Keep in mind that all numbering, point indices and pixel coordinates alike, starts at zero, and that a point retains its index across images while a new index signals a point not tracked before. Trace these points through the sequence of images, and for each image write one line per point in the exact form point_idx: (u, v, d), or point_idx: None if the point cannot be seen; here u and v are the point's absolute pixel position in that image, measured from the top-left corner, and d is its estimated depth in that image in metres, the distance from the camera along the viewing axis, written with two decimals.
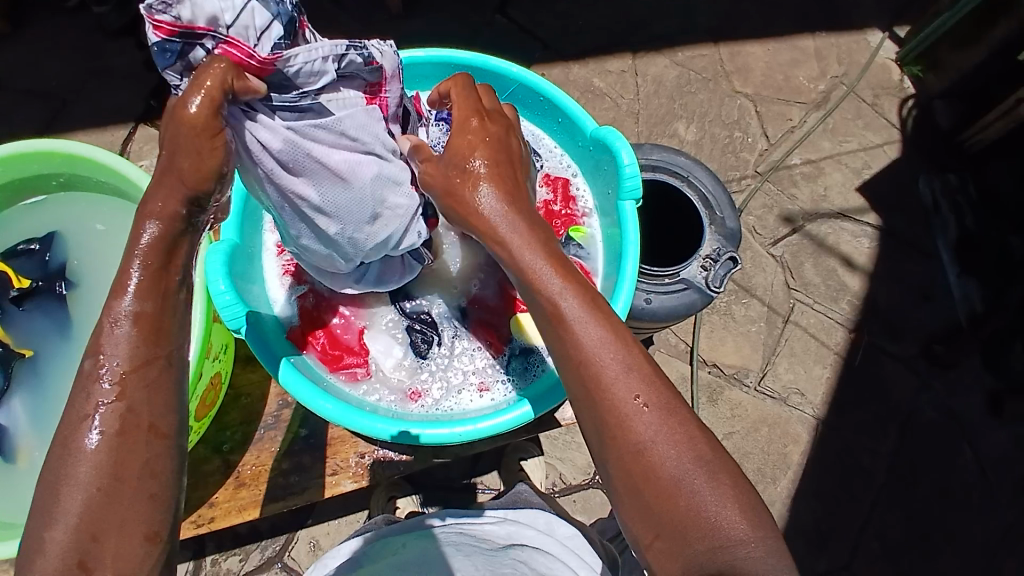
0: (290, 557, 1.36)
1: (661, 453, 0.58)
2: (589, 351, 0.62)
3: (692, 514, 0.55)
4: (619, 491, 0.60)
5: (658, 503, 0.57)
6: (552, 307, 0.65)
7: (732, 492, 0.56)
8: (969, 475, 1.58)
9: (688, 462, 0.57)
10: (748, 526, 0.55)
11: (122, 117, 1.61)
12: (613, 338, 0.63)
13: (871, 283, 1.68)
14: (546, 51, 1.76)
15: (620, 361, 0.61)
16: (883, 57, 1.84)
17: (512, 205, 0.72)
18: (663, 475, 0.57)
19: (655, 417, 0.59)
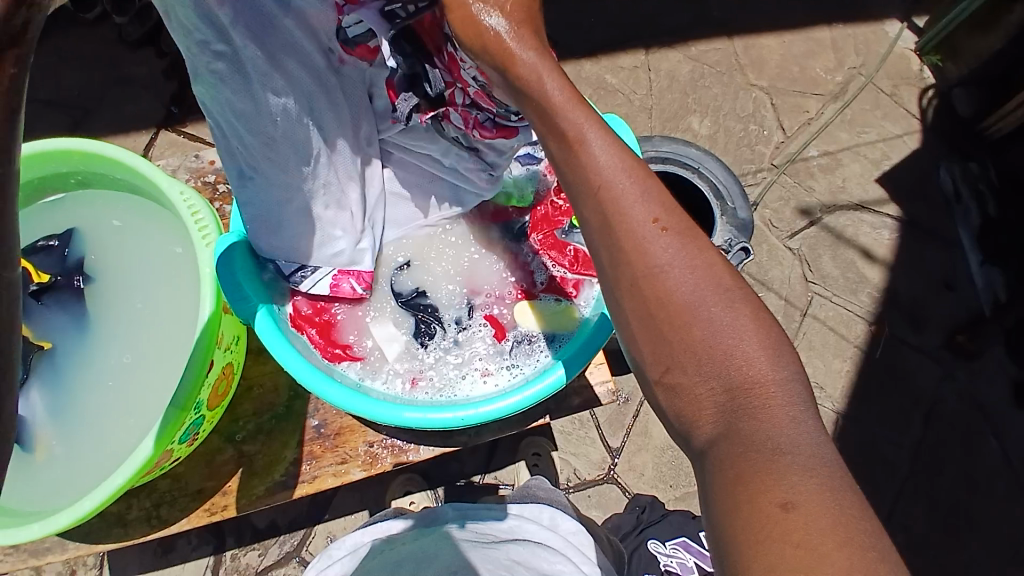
0: (307, 551, 1.38)
1: (676, 278, 0.53)
2: (608, 175, 0.56)
3: (710, 347, 0.51)
4: (632, 328, 0.55)
5: (669, 329, 0.52)
6: (568, 130, 0.57)
7: (752, 325, 0.51)
8: (995, 467, 1.55)
9: (705, 287, 0.52)
10: (771, 365, 0.50)
11: (145, 124, 1.66)
12: (634, 166, 0.57)
13: (891, 274, 1.65)
14: (557, 50, 1.77)
15: (637, 183, 0.56)
16: (902, 47, 1.81)
17: (527, 36, 0.60)
18: (676, 301, 0.52)
19: (672, 245, 0.54)
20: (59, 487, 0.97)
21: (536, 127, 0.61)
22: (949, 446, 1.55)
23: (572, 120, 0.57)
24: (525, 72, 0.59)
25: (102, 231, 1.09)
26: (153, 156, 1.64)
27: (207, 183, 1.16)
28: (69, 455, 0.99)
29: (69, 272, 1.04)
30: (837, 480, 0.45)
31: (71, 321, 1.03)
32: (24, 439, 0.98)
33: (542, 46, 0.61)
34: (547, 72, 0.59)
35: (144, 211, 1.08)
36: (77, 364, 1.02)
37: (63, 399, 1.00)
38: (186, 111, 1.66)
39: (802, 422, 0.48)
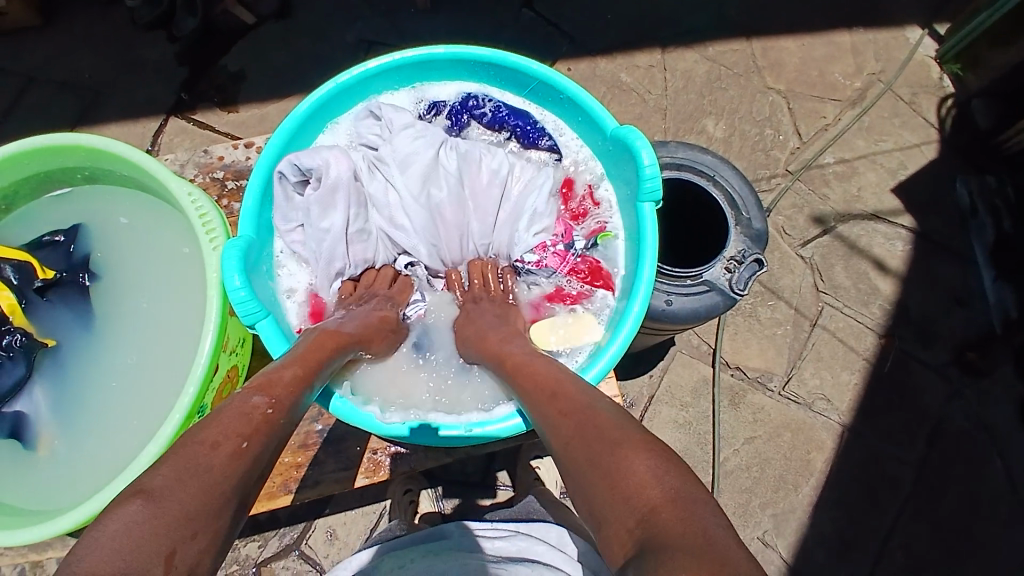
0: (307, 545, 1.38)
1: (584, 434, 0.64)
2: (535, 391, 0.78)
3: (613, 485, 0.57)
4: (572, 490, 0.64)
5: (589, 483, 0.60)
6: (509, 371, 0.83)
7: (642, 455, 0.59)
8: (999, 487, 1.53)
9: (600, 438, 0.63)
10: (659, 487, 0.55)
11: (154, 109, 1.65)
12: (558, 373, 0.79)
13: (903, 286, 1.62)
14: (573, 46, 1.74)
15: (553, 388, 0.75)
16: (922, 55, 1.77)
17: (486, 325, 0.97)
18: (582, 457, 0.63)
19: (576, 417, 0.67)
20: (61, 487, 0.96)
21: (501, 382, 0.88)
22: (953, 463, 1.54)
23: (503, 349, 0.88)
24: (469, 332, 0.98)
25: (109, 227, 1.08)
26: (161, 142, 1.63)
27: (215, 180, 1.15)
28: (71, 454, 0.98)
29: (74, 269, 1.03)
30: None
31: (76, 318, 1.02)
32: (28, 438, 0.98)
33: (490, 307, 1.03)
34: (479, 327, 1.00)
35: (151, 208, 1.07)
36: (81, 363, 1.02)
37: (66, 396, 1.00)
38: (196, 97, 1.65)
39: (695, 522, 0.51)
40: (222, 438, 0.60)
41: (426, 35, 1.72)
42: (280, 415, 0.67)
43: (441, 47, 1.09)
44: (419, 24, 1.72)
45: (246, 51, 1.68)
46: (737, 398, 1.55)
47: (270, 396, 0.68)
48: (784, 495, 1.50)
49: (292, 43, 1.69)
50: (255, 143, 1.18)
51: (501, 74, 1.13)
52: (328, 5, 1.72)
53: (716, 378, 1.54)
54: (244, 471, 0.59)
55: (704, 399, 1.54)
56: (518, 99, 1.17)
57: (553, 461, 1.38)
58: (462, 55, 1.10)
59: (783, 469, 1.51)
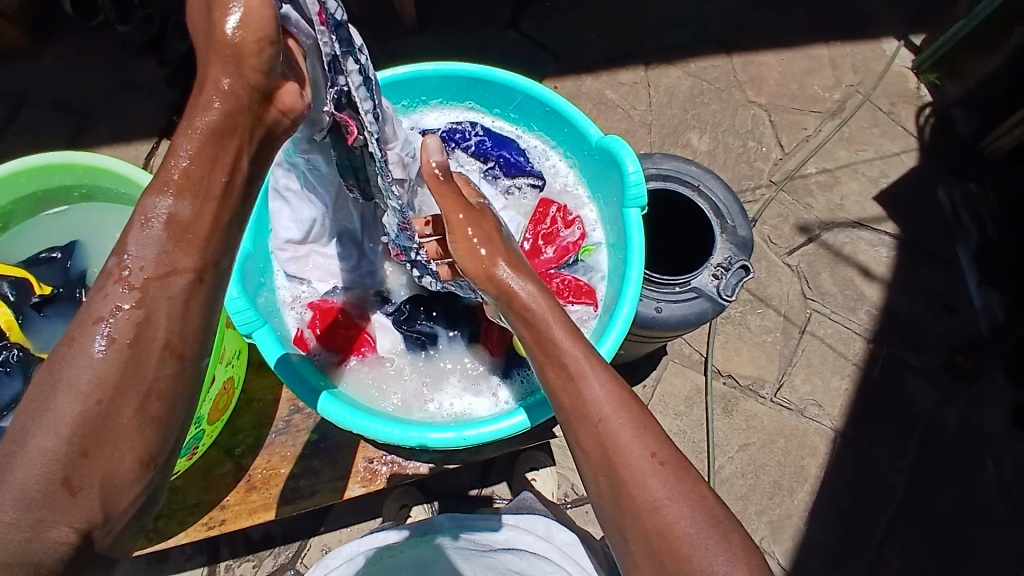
0: (302, 564, 1.37)
1: (674, 510, 0.63)
2: (608, 409, 0.69)
3: (706, 574, 0.59)
4: (632, 551, 0.64)
5: (673, 558, 0.61)
6: (571, 364, 0.73)
7: (740, 552, 0.61)
8: (993, 490, 1.54)
9: (699, 522, 0.62)
10: None
11: (145, 132, 1.66)
12: (627, 398, 0.71)
13: (889, 292, 1.65)
14: (559, 64, 1.78)
15: (632, 423, 0.68)
16: (899, 66, 1.82)
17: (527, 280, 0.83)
18: (677, 534, 0.61)
19: (668, 479, 0.65)
20: None
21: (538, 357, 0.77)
22: (945, 467, 1.55)
23: (571, 354, 0.74)
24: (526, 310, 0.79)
25: (105, 242, 1.09)
26: (153, 164, 1.64)
27: None
28: None
29: (71, 284, 1.04)
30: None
31: None
32: None
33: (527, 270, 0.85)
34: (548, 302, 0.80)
35: None
36: None
37: None
38: (187, 120, 1.67)
39: None
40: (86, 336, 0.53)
41: (415, 56, 1.75)
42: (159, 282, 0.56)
43: (431, 63, 1.11)
44: (408, 45, 1.76)
45: None
46: (730, 406, 1.56)
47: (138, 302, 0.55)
48: (780, 502, 1.51)
49: None
50: None
51: (488, 94, 1.16)
52: None
53: (709, 386, 1.55)
54: (135, 367, 0.54)
55: (697, 408, 1.55)
56: (506, 123, 1.22)
57: (548, 471, 1.39)
58: (450, 71, 1.12)
59: (778, 476, 1.52)
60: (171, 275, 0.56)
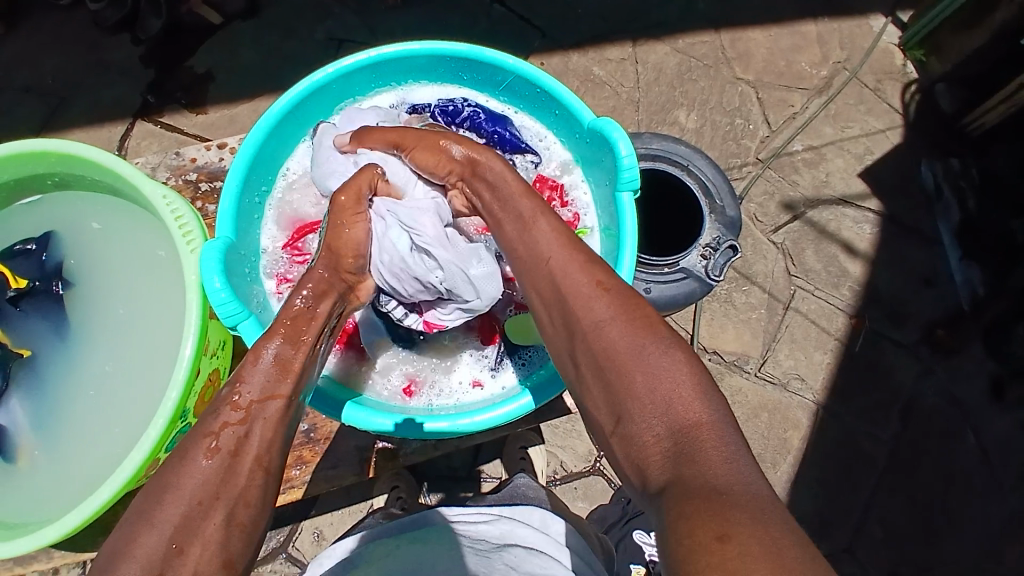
0: (295, 545, 1.39)
1: (618, 332, 0.72)
2: (557, 254, 0.81)
3: (648, 390, 0.67)
4: (588, 378, 0.74)
5: (619, 380, 0.70)
6: (528, 215, 0.87)
7: (684, 370, 0.67)
8: (970, 461, 1.59)
9: (640, 340, 0.71)
10: (700, 405, 0.65)
11: (123, 113, 1.63)
12: (575, 245, 0.82)
13: (872, 269, 1.67)
14: (545, 40, 1.76)
15: (581, 260, 0.80)
16: (886, 42, 1.82)
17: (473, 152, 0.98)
18: (619, 349, 0.71)
19: (611, 303, 0.75)
20: (47, 490, 0.99)
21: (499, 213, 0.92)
22: (925, 439, 1.59)
23: (524, 206, 0.88)
24: (485, 168, 0.95)
25: (81, 233, 1.08)
26: (131, 146, 1.61)
27: (189, 182, 1.15)
28: (52, 460, 1.00)
29: (48, 277, 1.03)
30: (765, 493, 0.57)
31: (50, 327, 1.02)
32: (9, 450, 1.00)
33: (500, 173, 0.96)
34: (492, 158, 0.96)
35: (127, 214, 1.07)
36: (59, 372, 1.02)
37: (43, 407, 1.01)
38: (166, 99, 1.64)
39: (732, 457, 0.60)
40: (201, 444, 0.71)
41: (401, 33, 1.72)
42: (260, 402, 0.75)
43: (417, 42, 1.09)
44: (392, 21, 1.73)
45: (216, 51, 1.67)
46: (716, 382, 1.58)
47: (255, 432, 0.73)
48: (764, 475, 1.55)
49: (263, 43, 1.69)
50: (227, 144, 1.18)
51: (478, 72, 1.15)
52: (298, 2, 1.72)
53: None
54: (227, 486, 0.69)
55: None
56: (499, 101, 1.20)
57: (538, 450, 1.42)
58: (438, 51, 1.11)
59: (762, 450, 1.56)
60: (267, 400, 0.76)
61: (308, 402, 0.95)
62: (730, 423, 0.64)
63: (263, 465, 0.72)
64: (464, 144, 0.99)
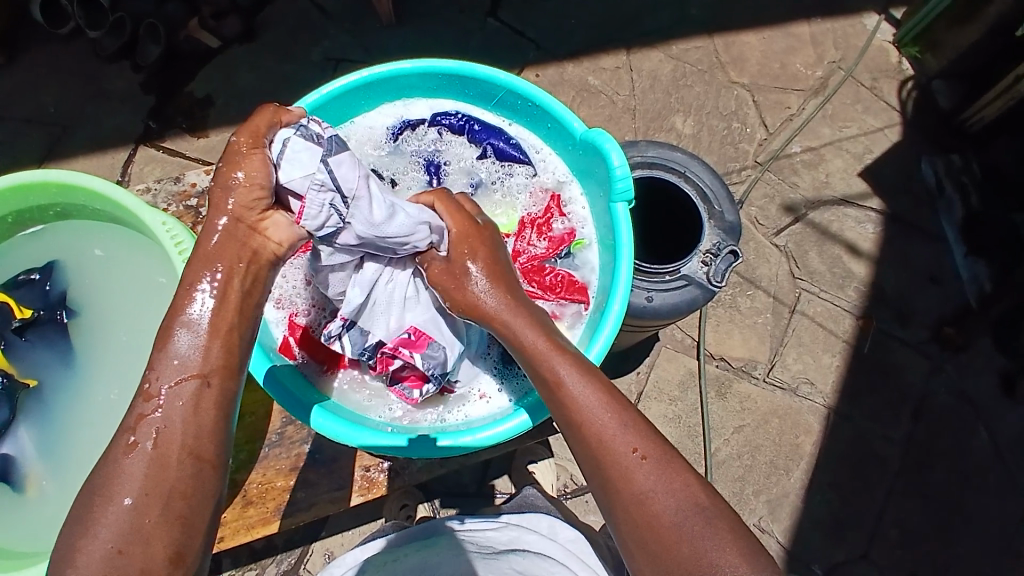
0: (305, 569, 1.37)
1: (661, 501, 0.65)
2: (585, 409, 0.73)
3: (697, 562, 0.61)
4: (628, 548, 0.66)
5: (664, 551, 0.63)
6: (549, 371, 0.78)
7: (730, 536, 0.63)
8: (985, 457, 1.57)
9: (686, 508, 0.65)
10: (749, 570, 0.60)
11: (121, 139, 1.63)
12: (610, 400, 0.73)
13: (877, 269, 1.66)
14: (539, 52, 1.76)
15: (614, 419, 0.71)
16: (880, 41, 1.82)
17: (494, 281, 0.89)
18: (664, 523, 0.64)
19: (652, 473, 0.67)
20: (56, 520, 0.97)
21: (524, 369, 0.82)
22: (938, 437, 1.57)
23: (548, 364, 0.79)
24: (507, 327, 0.85)
25: (84, 261, 1.07)
26: (131, 172, 1.62)
27: (189, 207, 1.15)
28: (62, 490, 0.99)
29: (52, 306, 1.03)
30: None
31: (56, 356, 1.02)
32: (15, 479, 0.99)
33: (514, 292, 0.89)
34: (518, 313, 0.86)
35: (129, 240, 1.07)
36: (66, 400, 1.01)
37: (53, 435, 1.00)
38: (165, 125, 1.64)
39: None
40: (120, 440, 0.66)
41: (395, 49, 1.72)
42: (176, 383, 0.69)
43: (408, 60, 1.10)
44: (387, 38, 1.73)
45: (211, 75, 1.67)
46: (724, 388, 1.57)
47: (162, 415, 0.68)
48: (777, 481, 1.53)
49: (258, 65, 1.69)
50: None
51: (469, 88, 1.14)
52: (292, 23, 1.72)
53: (702, 370, 1.56)
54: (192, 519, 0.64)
55: (692, 392, 1.56)
56: (493, 115, 1.19)
57: (547, 464, 1.40)
58: (430, 68, 1.11)
59: (774, 456, 1.54)
60: (184, 381, 0.69)
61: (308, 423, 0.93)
62: None
63: (193, 453, 0.67)
64: (482, 258, 0.92)
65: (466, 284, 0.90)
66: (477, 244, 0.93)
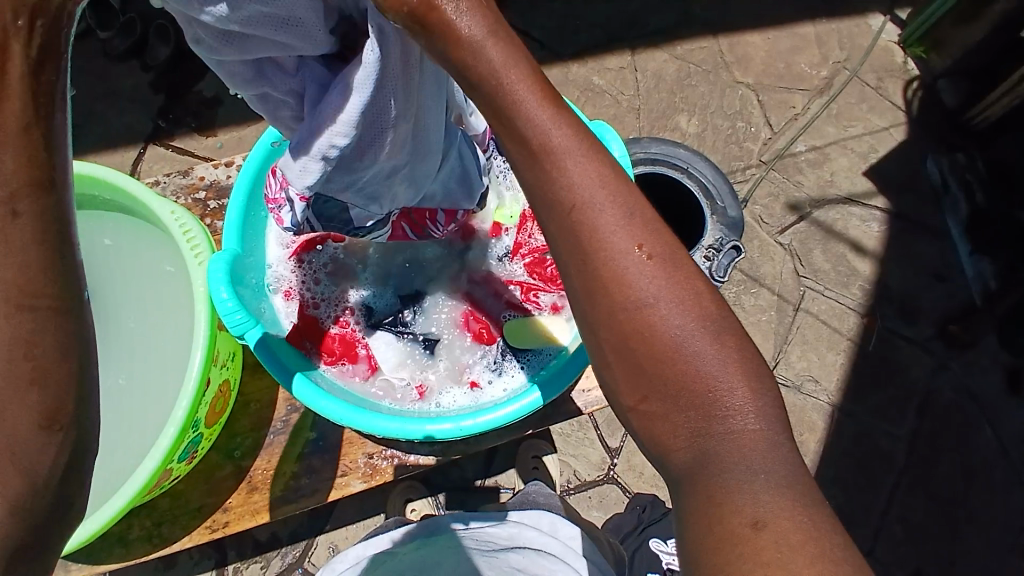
0: (310, 562, 1.38)
1: (662, 313, 0.47)
2: (579, 189, 0.48)
3: (693, 387, 0.47)
4: (607, 358, 0.50)
5: (654, 366, 0.48)
6: (535, 136, 0.49)
7: (738, 358, 0.47)
8: (991, 455, 1.56)
9: (692, 323, 0.47)
10: (753, 396, 0.47)
11: (132, 138, 1.66)
12: (615, 178, 0.49)
13: (882, 266, 1.66)
14: (544, 52, 1.77)
15: (612, 202, 0.49)
16: (885, 41, 1.82)
17: (475, 16, 0.48)
18: (662, 339, 0.47)
19: (655, 275, 0.48)
20: None
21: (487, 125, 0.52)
22: (944, 434, 1.57)
23: (535, 130, 0.48)
24: (478, 63, 0.48)
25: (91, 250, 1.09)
26: (141, 170, 1.64)
27: (198, 200, 1.17)
28: None
29: None
30: (798, 478, 0.45)
31: None
32: None
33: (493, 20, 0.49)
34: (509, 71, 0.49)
35: (133, 228, 1.07)
36: None
37: None
38: (175, 124, 1.66)
39: (781, 451, 0.46)
40: None
41: None
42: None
43: None
44: None
45: None
46: None
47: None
48: None
49: None
50: (235, 161, 1.19)
51: None
52: None
53: None
54: None
55: None
56: None
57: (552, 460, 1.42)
58: None
59: None
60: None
61: (307, 404, 0.92)
62: (783, 412, 0.48)
63: None
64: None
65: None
66: None
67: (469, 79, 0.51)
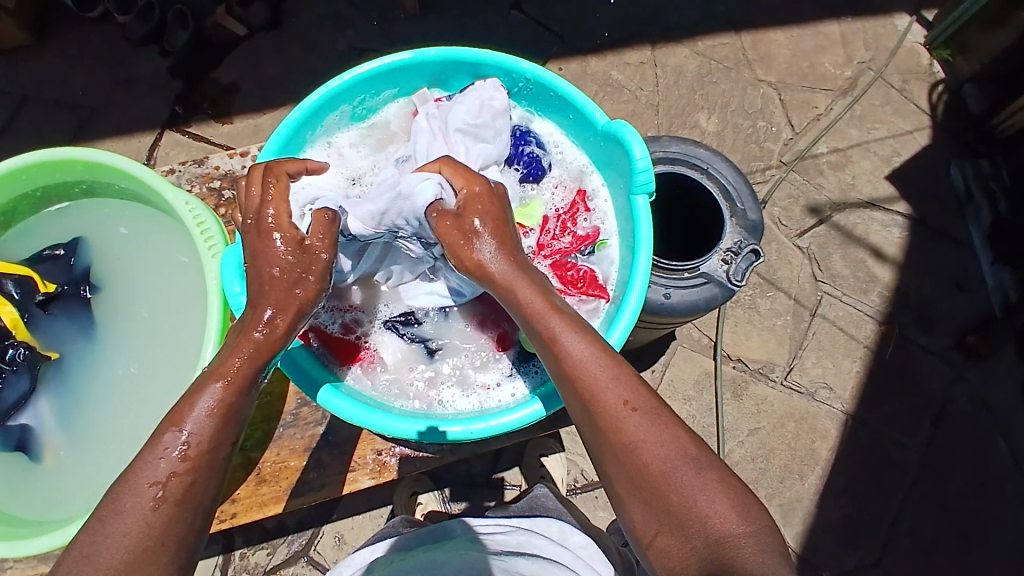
0: (315, 551, 1.38)
1: (652, 452, 0.63)
2: (579, 363, 0.69)
3: (687, 512, 0.60)
4: (621, 498, 0.65)
5: (655, 499, 0.62)
6: (546, 330, 0.72)
7: (721, 487, 0.61)
8: (1005, 469, 1.53)
9: (677, 458, 0.63)
10: (739, 519, 0.59)
11: (148, 123, 1.66)
12: (602, 353, 0.70)
13: (901, 274, 1.63)
14: (563, 45, 1.75)
15: (606, 372, 0.68)
16: (912, 42, 1.77)
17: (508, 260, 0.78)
18: (655, 472, 0.62)
19: (642, 424, 0.65)
20: (71, 494, 0.99)
21: (523, 327, 0.76)
22: (958, 447, 1.54)
23: (545, 322, 0.72)
24: (509, 289, 0.76)
25: (109, 238, 1.09)
26: (157, 155, 1.64)
27: (212, 189, 1.16)
28: (78, 462, 1.01)
29: (76, 282, 1.04)
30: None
31: (78, 330, 1.04)
32: (34, 449, 1.01)
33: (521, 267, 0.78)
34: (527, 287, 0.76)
35: (152, 218, 1.08)
36: (86, 375, 1.03)
37: (71, 409, 1.02)
38: (191, 110, 1.66)
39: (774, 560, 0.56)
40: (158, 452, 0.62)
41: (418, 41, 1.73)
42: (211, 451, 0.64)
43: (433, 48, 1.09)
44: (410, 30, 1.73)
45: (239, 62, 1.69)
46: (740, 389, 1.55)
47: (194, 428, 0.64)
48: (790, 485, 1.51)
49: (281, 55, 1.70)
50: (249, 151, 1.18)
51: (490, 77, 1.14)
52: (317, 14, 1.73)
53: (718, 371, 1.54)
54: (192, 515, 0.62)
55: (707, 392, 1.54)
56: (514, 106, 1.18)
57: (558, 458, 1.41)
58: (452, 55, 1.10)
59: (788, 459, 1.51)
60: (218, 448, 0.64)
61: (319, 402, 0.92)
62: (770, 532, 0.59)
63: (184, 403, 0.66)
64: (491, 221, 0.80)
65: (470, 245, 0.79)
66: (490, 202, 0.82)
67: (507, 296, 0.77)
